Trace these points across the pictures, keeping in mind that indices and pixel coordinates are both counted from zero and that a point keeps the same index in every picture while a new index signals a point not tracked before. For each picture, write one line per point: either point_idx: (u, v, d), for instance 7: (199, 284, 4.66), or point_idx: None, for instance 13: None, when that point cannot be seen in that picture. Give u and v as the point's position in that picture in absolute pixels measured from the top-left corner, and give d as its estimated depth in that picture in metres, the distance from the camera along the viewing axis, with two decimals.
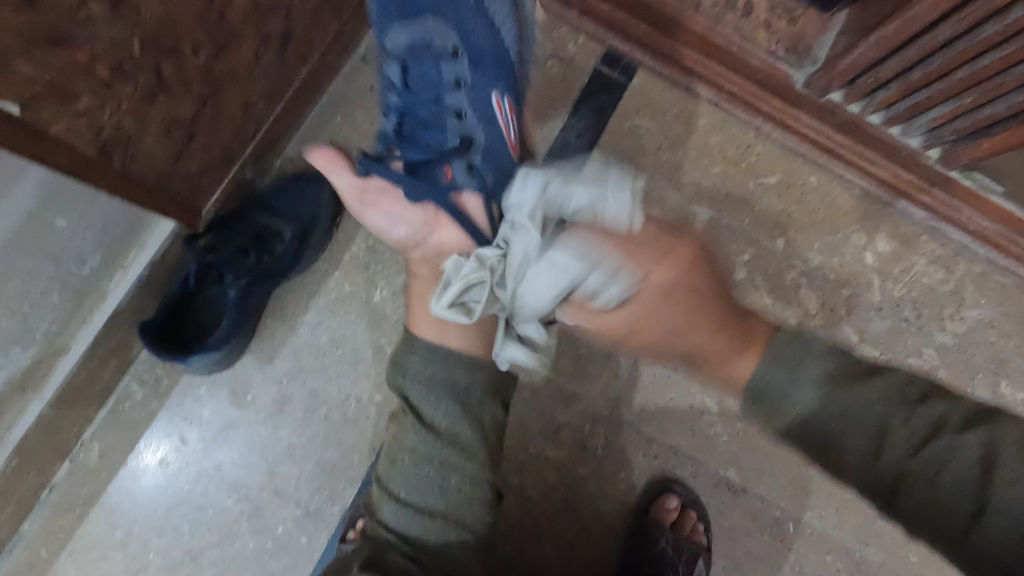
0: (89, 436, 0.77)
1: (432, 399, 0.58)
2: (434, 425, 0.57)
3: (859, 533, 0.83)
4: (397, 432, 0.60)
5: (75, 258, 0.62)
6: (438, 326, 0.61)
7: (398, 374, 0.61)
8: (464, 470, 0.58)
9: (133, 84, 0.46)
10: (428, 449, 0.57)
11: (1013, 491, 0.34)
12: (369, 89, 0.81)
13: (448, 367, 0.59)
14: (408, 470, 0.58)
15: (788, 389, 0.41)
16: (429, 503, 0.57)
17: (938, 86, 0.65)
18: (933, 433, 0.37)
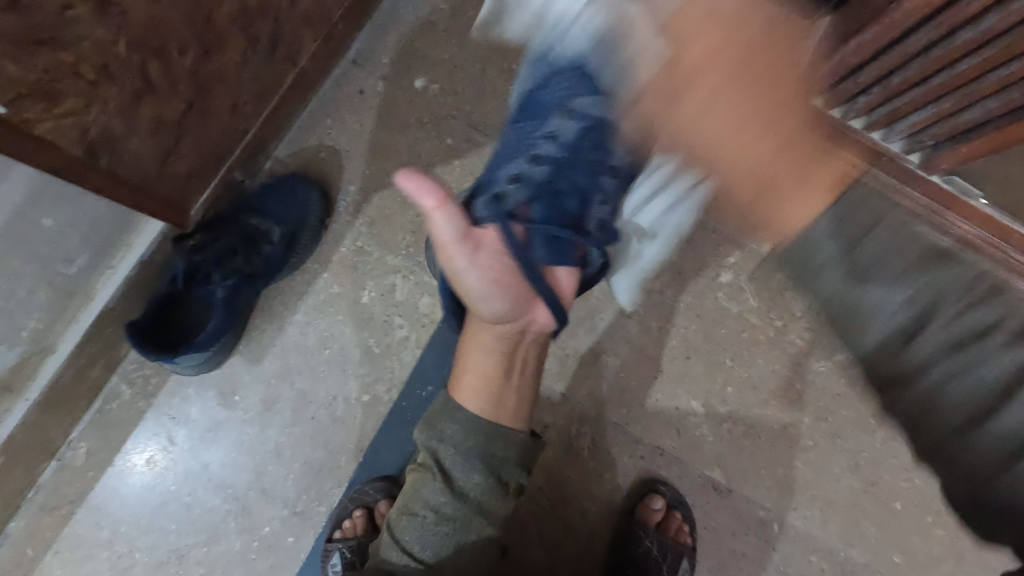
0: (76, 435, 0.77)
1: (463, 463, 0.57)
2: (459, 488, 0.56)
3: (844, 533, 0.84)
4: (418, 488, 0.58)
5: (63, 255, 0.61)
6: (486, 394, 0.60)
7: (430, 434, 0.58)
8: (482, 531, 0.57)
9: (119, 85, 0.47)
10: (452, 511, 0.56)
11: None
12: (359, 91, 0.83)
13: (486, 438, 0.58)
14: (425, 526, 0.57)
15: None
16: (440, 560, 0.57)
17: (916, 92, 0.66)
18: None
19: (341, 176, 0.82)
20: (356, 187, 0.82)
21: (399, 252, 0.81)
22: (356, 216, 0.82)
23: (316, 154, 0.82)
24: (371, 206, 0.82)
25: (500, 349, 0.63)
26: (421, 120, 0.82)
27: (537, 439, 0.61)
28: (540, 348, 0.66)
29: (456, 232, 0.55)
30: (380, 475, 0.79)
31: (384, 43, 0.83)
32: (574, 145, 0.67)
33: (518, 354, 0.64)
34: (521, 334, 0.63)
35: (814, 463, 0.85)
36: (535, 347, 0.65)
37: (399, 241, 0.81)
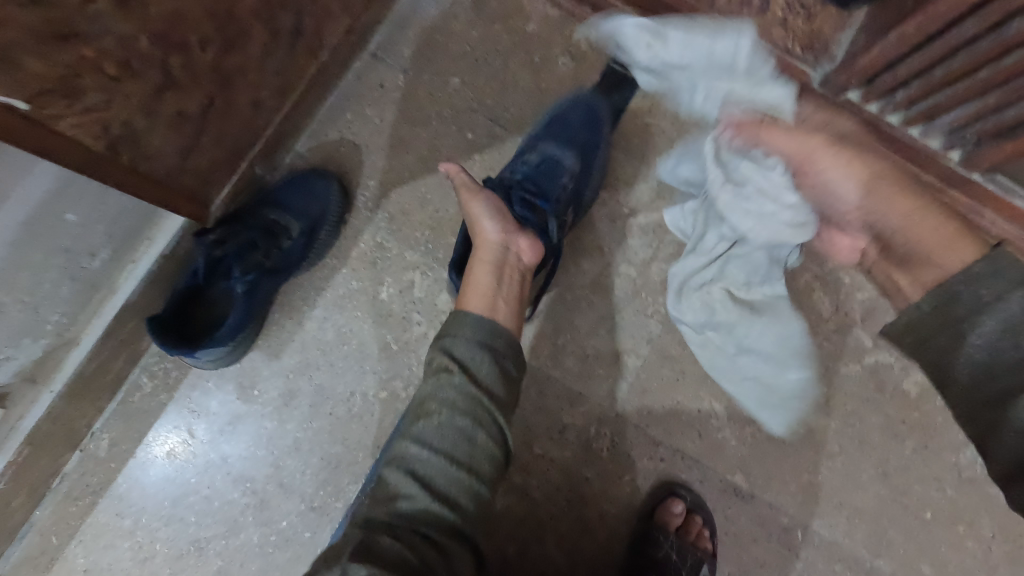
0: (99, 426, 0.78)
1: (478, 352, 0.57)
2: (477, 379, 0.55)
3: (871, 542, 0.82)
4: (436, 385, 0.55)
5: (85, 250, 0.61)
6: (484, 298, 0.62)
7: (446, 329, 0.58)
8: (499, 434, 0.55)
9: (142, 80, 0.47)
10: (468, 402, 0.54)
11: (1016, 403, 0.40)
12: (380, 84, 0.82)
13: (491, 332, 0.58)
14: (442, 419, 0.54)
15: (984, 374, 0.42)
16: (456, 450, 0.53)
17: (959, 86, 0.63)
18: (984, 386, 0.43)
19: (360, 171, 0.82)
20: (376, 182, 0.82)
21: (419, 248, 0.81)
22: (376, 211, 0.81)
23: (336, 149, 0.82)
24: (391, 202, 0.81)
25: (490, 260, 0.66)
26: (442, 115, 0.82)
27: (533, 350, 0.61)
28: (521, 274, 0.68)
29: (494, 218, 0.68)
30: None
31: (406, 35, 0.82)
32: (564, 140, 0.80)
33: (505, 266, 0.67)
34: (505, 250, 0.68)
35: (840, 470, 0.82)
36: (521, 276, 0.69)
37: (417, 236, 0.81)
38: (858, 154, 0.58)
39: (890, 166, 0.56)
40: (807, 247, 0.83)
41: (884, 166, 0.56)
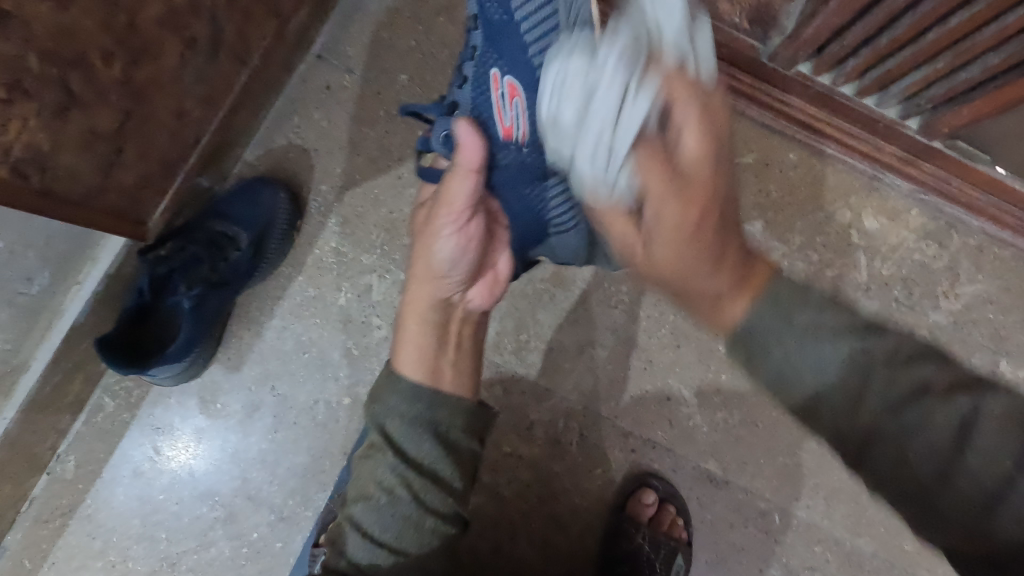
0: (64, 449, 0.78)
1: (413, 434, 0.54)
2: (413, 459, 0.53)
3: (850, 522, 0.80)
4: (371, 468, 0.55)
5: (21, 276, 0.61)
6: (425, 364, 0.57)
7: (374, 408, 0.56)
8: (439, 508, 0.54)
9: (39, 99, 0.45)
10: (407, 485, 0.54)
11: (966, 453, 0.29)
12: (326, 87, 0.80)
13: (429, 407, 0.54)
14: (383, 507, 0.54)
15: (808, 367, 0.32)
16: (399, 539, 0.54)
17: (906, 52, 0.61)
18: (918, 395, 0.30)
19: (311, 176, 0.81)
20: (327, 186, 0.80)
21: (374, 251, 0.80)
22: (329, 215, 0.80)
23: (285, 154, 0.81)
24: (344, 205, 0.80)
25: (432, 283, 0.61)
26: (390, 113, 0.80)
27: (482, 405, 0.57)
28: (472, 326, 0.65)
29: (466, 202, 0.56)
30: None
31: (349, 34, 0.81)
32: (522, 44, 0.53)
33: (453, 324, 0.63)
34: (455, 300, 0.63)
35: (816, 452, 0.81)
36: (469, 324, 0.65)
37: (372, 239, 0.80)
38: (684, 223, 0.37)
39: (716, 212, 0.37)
40: (772, 227, 0.81)
41: (703, 185, 0.37)
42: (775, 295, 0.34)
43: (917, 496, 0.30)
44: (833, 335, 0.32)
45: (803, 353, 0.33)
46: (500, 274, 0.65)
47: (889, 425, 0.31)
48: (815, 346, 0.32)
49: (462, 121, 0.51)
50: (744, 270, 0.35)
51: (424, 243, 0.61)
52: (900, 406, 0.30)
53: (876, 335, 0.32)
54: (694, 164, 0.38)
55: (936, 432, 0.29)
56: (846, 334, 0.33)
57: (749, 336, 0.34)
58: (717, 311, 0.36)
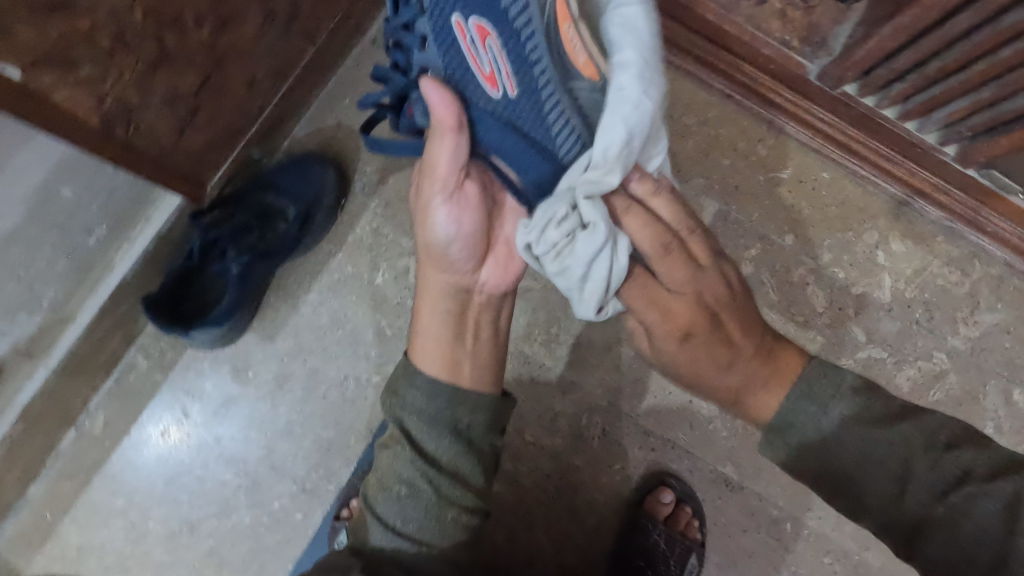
0: (95, 405, 0.79)
1: (431, 433, 0.52)
2: (432, 456, 0.52)
3: (859, 536, 0.82)
4: (390, 464, 0.54)
5: (81, 226, 0.63)
6: (443, 360, 0.55)
7: (396, 403, 0.54)
8: (463, 502, 0.54)
9: (136, 54, 0.47)
10: (427, 481, 0.52)
11: (996, 509, 0.37)
12: (379, 71, 0.81)
13: (451, 404, 0.52)
14: (403, 500, 0.53)
15: (908, 480, 0.39)
16: (423, 533, 0.53)
17: (955, 80, 0.63)
18: (961, 482, 0.38)
19: (358, 156, 0.82)
20: (373, 168, 0.82)
21: (414, 235, 0.81)
22: (372, 197, 0.81)
23: (334, 134, 0.82)
24: (387, 188, 0.81)
25: (449, 271, 0.57)
26: None
27: (506, 398, 0.56)
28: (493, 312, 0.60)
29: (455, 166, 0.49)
30: None
31: None
32: None
33: (469, 315, 0.59)
34: (466, 291, 0.58)
35: None
36: (489, 311, 0.60)
37: (414, 223, 0.81)
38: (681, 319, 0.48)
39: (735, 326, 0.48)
40: (803, 240, 0.83)
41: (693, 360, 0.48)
42: (803, 393, 0.43)
43: (908, 536, 0.40)
44: (864, 428, 0.41)
45: (895, 462, 0.40)
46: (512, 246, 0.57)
47: (864, 476, 0.40)
48: (862, 440, 0.40)
49: (429, 79, 0.45)
50: (777, 362, 0.46)
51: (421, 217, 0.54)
52: (945, 495, 0.38)
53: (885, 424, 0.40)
54: (701, 363, 0.48)
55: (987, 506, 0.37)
56: (941, 490, 0.38)
57: (784, 421, 0.43)
58: (753, 407, 0.46)
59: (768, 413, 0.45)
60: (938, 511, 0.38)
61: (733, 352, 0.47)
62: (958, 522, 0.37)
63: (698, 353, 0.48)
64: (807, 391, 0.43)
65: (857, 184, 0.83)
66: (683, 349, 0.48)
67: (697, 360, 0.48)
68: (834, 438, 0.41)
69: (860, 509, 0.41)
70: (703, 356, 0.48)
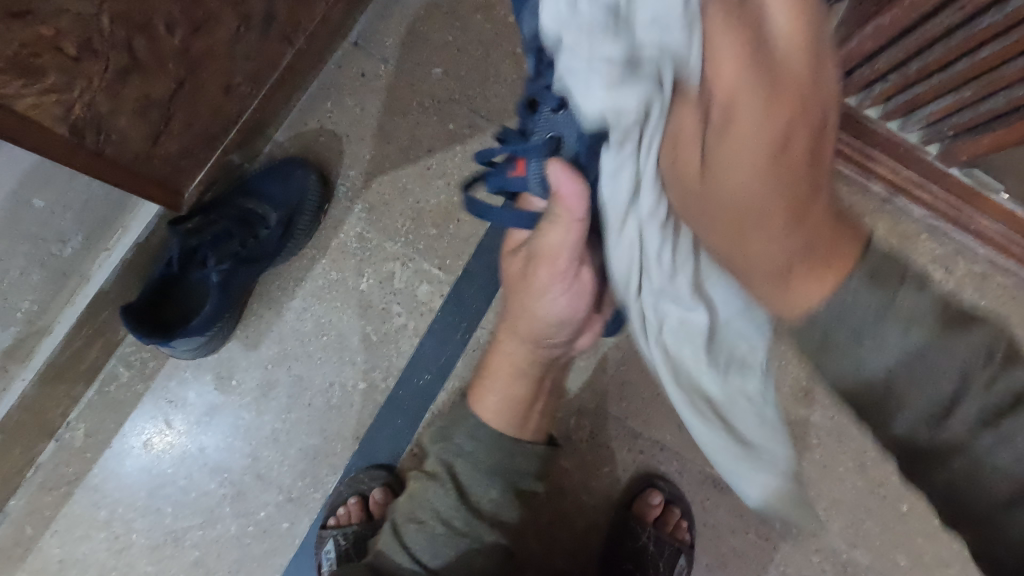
0: (74, 416, 0.78)
1: (481, 477, 0.55)
2: (474, 498, 0.55)
3: (847, 534, 0.82)
4: (422, 496, 0.55)
5: (56, 237, 0.62)
6: (503, 409, 0.58)
7: (443, 445, 0.56)
8: (489, 541, 0.55)
9: (104, 61, 0.46)
10: (462, 522, 0.54)
11: (942, 387, 0.30)
12: (360, 74, 0.80)
13: (502, 453, 0.55)
14: (434, 534, 0.54)
15: (861, 344, 0.32)
16: (448, 568, 0.54)
17: (935, 79, 0.64)
18: (1002, 415, 0.29)
19: (340, 160, 0.81)
20: (355, 172, 0.81)
21: (398, 239, 0.80)
22: (355, 201, 0.80)
23: (315, 138, 0.81)
24: (371, 192, 0.80)
25: (528, 341, 0.59)
26: (424, 105, 0.80)
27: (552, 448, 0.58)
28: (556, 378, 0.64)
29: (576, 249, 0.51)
30: (376, 463, 0.79)
31: (387, 23, 0.81)
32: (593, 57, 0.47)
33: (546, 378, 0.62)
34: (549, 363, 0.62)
35: (819, 462, 0.83)
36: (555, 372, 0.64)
37: (398, 227, 0.80)
38: (742, 214, 0.38)
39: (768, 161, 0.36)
40: None
41: (727, 189, 0.38)
42: (869, 275, 0.33)
43: (914, 455, 0.31)
44: (926, 332, 0.31)
45: (886, 326, 0.31)
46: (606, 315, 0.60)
47: (906, 378, 0.31)
48: (911, 347, 0.31)
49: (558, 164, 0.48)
50: (829, 240, 0.34)
51: (524, 292, 0.56)
52: (991, 425, 0.29)
53: (950, 326, 0.31)
54: (738, 165, 0.37)
55: (1021, 444, 0.29)
56: (951, 326, 0.31)
57: (827, 326, 0.33)
58: (792, 291, 0.35)
59: (804, 303, 0.34)
60: (942, 433, 0.30)
61: (800, 232, 0.35)
62: (999, 444, 0.29)
63: (768, 177, 0.36)
64: (872, 281, 0.32)
65: (840, 180, 0.83)
66: (753, 164, 0.36)
67: (739, 154, 0.37)
68: (817, 309, 0.34)
69: (812, 348, 0.34)
70: (798, 235, 0.35)
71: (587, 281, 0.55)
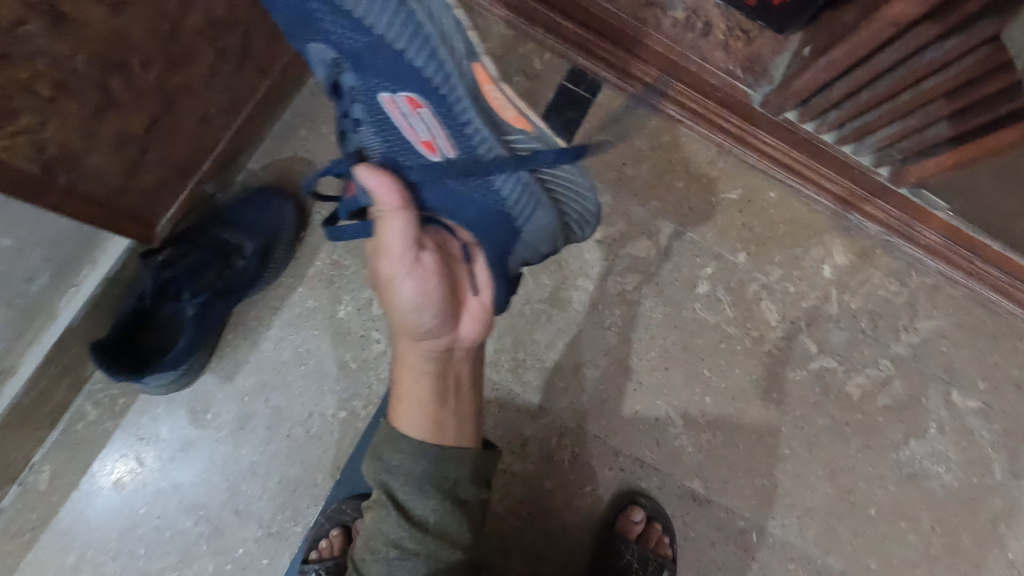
0: (39, 458, 0.74)
1: (418, 495, 0.53)
2: (419, 517, 0.53)
3: (821, 541, 0.85)
4: (374, 524, 0.54)
5: (25, 275, 0.60)
6: (427, 423, 0.56)
7: (378, 469, 0.55)
8: (449, 558, 0.55)
9: (79, 100, 0.46)
10: (415, 542, 0.53)
11: None
12: (334, 102, 0.81)
13: (437, 463, 0.54)
14: (393, 559, 0.53)
15: None
16: None
17: (884, 107, 0.68)
18: None
19: (317, 188, 0.81)
20: (331, 199, 0.81)
21: None
22: None
23: (291, 166, 0.81)
24: None
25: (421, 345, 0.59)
26: None
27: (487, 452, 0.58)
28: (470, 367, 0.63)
29: (404, 240, 0.52)
30: (358, 493, 0.78)
31: None
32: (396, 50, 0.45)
33: (450, 372, 0.61)
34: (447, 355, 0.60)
35: (791, 472, 0.86)
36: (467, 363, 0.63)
37: None
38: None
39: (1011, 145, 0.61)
40: (754, 258, 0.87)
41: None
42: None
43: None
44: None
45: None
46: (486, 302, 0.59)
47: None
48: None
49: (367, 167, 0.49)
50: None
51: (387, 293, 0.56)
52: None
53: None
54: None
55: None
56: None
57: None
58: None
59: None
60: None
61: None
62: None
63: None
64: None
65: (800, 202, 0.87)
66: None
67: None
68: None
69: None
70: None
71: (431, 265, 0.54)
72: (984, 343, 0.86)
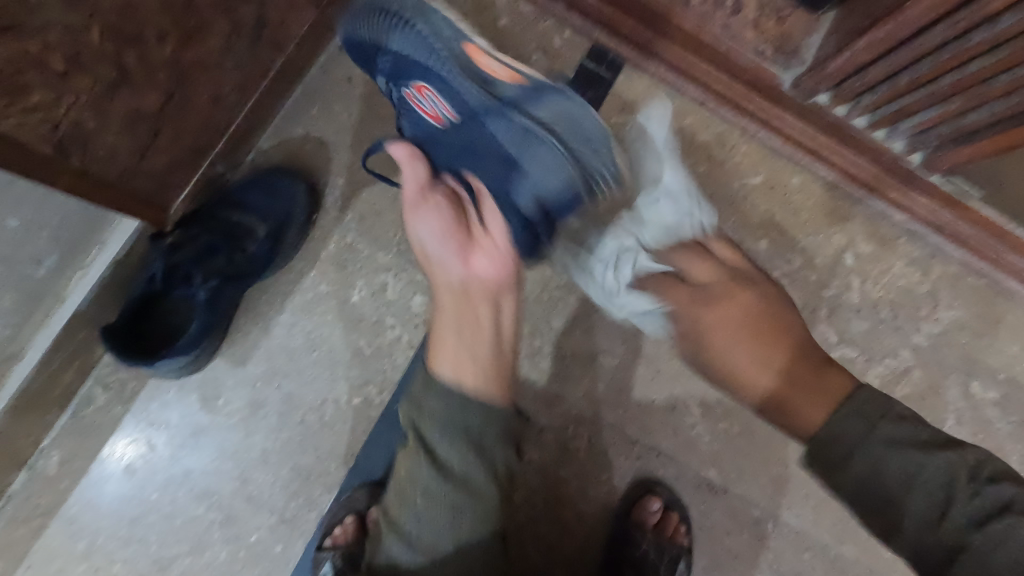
0: (48, 443, 0.73)
1: (447, 441, 0.51)
2: (446, 467, 0.51)
3: (836, 531, 0.85)
4: (407, 473, 0.53)
5: (29, 257, 0.60)
6: (452, 356, 0.54)
7: (414, 409, 0.54)
8: (474, 520, 0.52)
9: (92, 75, 0.43)
10: (439, 490, 0.51)
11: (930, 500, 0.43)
12: (347, 78, 0.77)
13: (462, 409, 0.52)
14: (418, 506, 0.52)
15: (874, 450, 0.45)
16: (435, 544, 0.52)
17: (925, 91, 0.66)
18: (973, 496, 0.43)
19: (328, 168, 0.78)
20: (343, 180, 0.78)
21: (390, 249, 0.77)
22: (345, 211, 0.78)
23: (301, 146, 0.78)
24: (360, 201, 0.77)
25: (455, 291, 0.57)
26: None
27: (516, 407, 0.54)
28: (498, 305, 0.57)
29: (415, 180, 0.58)
30: (371, 480, 0.76)
31: None
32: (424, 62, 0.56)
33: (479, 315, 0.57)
34: (466, 290, 0.57)
35: None
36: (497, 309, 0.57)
37: (390, 236, 0.77)
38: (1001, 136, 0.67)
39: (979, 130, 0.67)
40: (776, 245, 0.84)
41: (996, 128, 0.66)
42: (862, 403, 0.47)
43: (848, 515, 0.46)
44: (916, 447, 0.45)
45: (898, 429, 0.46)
46: (502, 239, 0.57)
47: (851, 460, 0.46)
48: (898, 453, 0.45)
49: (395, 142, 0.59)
50: None
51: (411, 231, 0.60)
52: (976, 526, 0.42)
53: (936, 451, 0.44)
54: None
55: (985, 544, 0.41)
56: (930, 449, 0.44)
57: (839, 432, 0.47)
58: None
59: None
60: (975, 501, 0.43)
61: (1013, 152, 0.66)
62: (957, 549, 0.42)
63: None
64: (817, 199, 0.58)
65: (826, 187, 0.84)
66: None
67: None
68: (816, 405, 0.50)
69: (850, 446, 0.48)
70: None
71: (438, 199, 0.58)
72: (1008, 334, 0.84)
